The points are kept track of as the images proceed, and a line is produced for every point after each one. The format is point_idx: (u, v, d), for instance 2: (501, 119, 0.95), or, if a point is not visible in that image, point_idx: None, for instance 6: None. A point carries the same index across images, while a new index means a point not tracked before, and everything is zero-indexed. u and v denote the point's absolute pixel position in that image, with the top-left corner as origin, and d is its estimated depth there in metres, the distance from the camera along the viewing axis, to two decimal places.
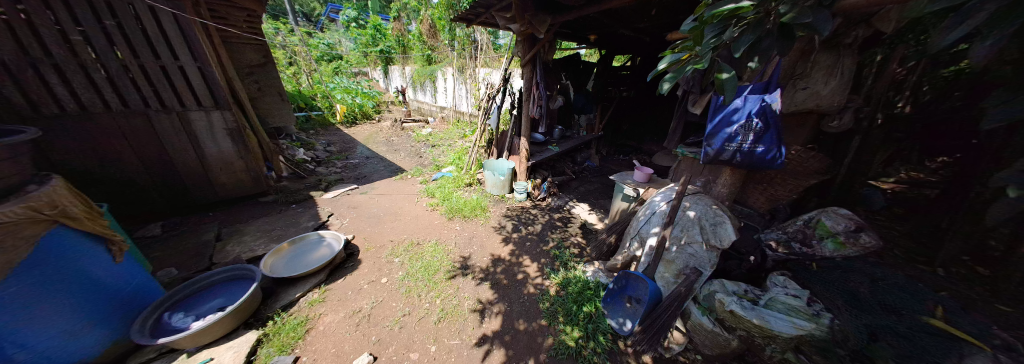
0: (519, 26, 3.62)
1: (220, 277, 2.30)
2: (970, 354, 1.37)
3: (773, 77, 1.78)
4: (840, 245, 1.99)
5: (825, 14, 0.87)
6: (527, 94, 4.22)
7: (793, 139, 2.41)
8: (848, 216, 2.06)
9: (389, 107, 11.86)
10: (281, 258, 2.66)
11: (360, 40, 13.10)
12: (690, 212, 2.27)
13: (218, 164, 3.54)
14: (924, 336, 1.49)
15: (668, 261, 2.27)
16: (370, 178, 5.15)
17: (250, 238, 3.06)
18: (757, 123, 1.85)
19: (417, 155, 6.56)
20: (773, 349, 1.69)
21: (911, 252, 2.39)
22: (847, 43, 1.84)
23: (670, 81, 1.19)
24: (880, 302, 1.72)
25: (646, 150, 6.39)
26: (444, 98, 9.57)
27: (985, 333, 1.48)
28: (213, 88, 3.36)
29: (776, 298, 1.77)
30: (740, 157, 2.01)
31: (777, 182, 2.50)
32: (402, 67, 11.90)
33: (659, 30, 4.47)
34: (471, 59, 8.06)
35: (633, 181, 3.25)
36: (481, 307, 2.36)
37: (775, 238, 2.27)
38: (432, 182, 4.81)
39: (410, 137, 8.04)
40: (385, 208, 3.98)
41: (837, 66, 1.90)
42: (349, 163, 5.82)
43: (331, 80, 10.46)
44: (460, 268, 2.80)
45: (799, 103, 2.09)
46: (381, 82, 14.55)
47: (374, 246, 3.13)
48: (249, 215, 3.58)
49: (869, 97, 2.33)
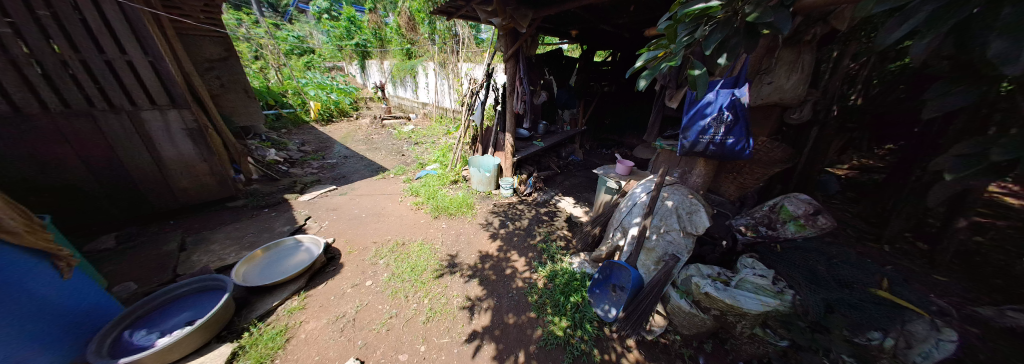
0: (500, 21, 3.57)
1: (187, 289, 2.16)
2: (910, 320, 1.55)
3: (742, 72, 1.88)
4: (800, 227, 2.20)
5: (786, 14, 0.92)
6: (510, 90, 4.24)
7: (760, 130, 2.57)
8: (807, 201, 2.26)
9: (367, 103, 11.45)
10: (255, 266, 2.53)
11: (334, 33, 12.50)
12: (669, 202, 2.37)
13: (177, 167, 3.26)
14: (872, 306, 1.66)
15: (649, 249, 2.35)
16: (350, 177, 4.97)
17: (219, 247, 2.86)
18: (728, 116, 1.95)
19: (400, 153, 6.39)
20: (744, 326, 1.83)
21: (861, 231, 2.66)
22: (806, 40, 1.97)
23: (646, 78, 1.19)
24: (836, 277, 1.88)
25: (627, 144, 6.58)
26: (426, 93, 9.39)
27: (924, 301, 1.68)
28: (168, 84, 3.08)
29: (745, 279, 1.88)
30: (713, 148, 2.10)
31: (746, 171, 2.66)
32: (381, 61, 11.50)
33: (638, 25, 4.55)
34: (453, 54, 7.91)
35: (615, 174, 3.33)
36: (470, 304, 2.36)
37: (745, 223, 2.48)
38: (416, 181, 4.70)
39: (391, 135, 7.79)
40: (367, 209, 3.87)
41: (799, 61, 2.04)
42: (325, 163, 5.54)
43: (303, 75, 9.90)
44: (447, 267, 2.78)
45: (765, 96, 2.22)
46: (357, 78, 13.92)
47: (356, 248, 3.03)
48: (217, 221, 3.36)
49: (826, 91, 2.51)
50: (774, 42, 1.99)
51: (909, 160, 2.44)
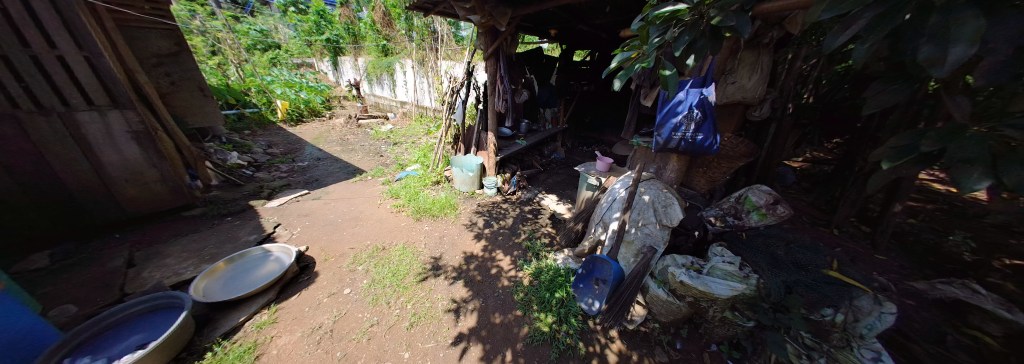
0: (479, 18, 3.52)
1: (138, 309, 1.96)
2: (856, 297, 1.73)
3: (709, 72, 2.00)
4: (762, 216, 2.37)
5: (746, 17, 0.98)
6: (491, 89, 4.21)
7: (726, 127, 2.73)
8: (768, 192, 2.43)
9: (341, 102, 10.91)
10: (217, 279, 2.34)
11: (302, 27, 11.78)
12: (646, 196, 2.47)
13: (122, 174, 2.94)
14: (824, 285, 1.83)
15: (628, 242, 2.44)
16: (323, 181, 4.72)
17: (174, 261, 2.61)
18: (697, 114, 2.06)
19: (377, 154, 6.16)
20: (716, 310, 1.93)
21: (815, 218, 2.92)
22: (764, 43, 2.12)
23: (621, 79, 1.23)
24: (794, 261, 2.04)
25: (606, 141, 6.76)
26: (404, 92, 9.12)
27: (867, 279, 1.88)
28: (108, 82, 2.77)
29: (715, 266, 2.00)
30: (684, 145, 2.21)
31: (714, 166, 2.81)
32: (355, 58, 11.01)
33: (614, 26, 4.68)
34: (431, 51, 7.72)
35: (595, 171, 3.41)
36: (455, 306, 2.33)
37: (714, 214, 2.61)
38: (396, 183, 4.56)
39: (368, 135, 7.48)
40: (344, 213, 3.71)
41: (758, 63, 2.20)
42: (295, 166, 5.22)
43: (268, 72, 9.23)
44: (430, 270, 2.72)
45: (730, 95, 2.35)
46: (329, 75, 13.22)
47: (332, 255, 2.89)
48: (172, 232, 3.07)
49: (783, 90, 2.72)
50: (736, 44, 2.12)
51: (853, 152, 2.72)
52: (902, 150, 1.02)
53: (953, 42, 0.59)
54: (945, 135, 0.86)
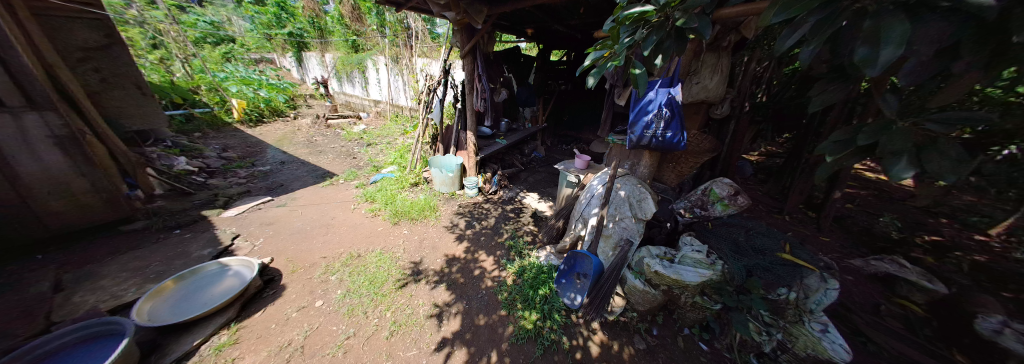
0: (454, 15, 3.44)
1: (69, 339, 1.72)
2: (806, 275, 1.91)
3: (676, 73, 2.11)
4: (725, 206, 2.55)
5: (707, 20, 1.05)
6: (469, 87, 4.15)
7: (692, 124, 2.91)
8: (729, 184, 2.62)
9: (307, 101, 10.21)
10: (165, 300, 2.11)
11: (260, 20, 10.89)
12: (622, 191, 2.57)
13: (42, 186, 2.56)
14: (779, 267, 2.00)
15: (606, 236, 2.53)
16: (289, 186, 4.41)
17: (111, 282, 2.30)
18: (666, 112, 2.18)
19: (350, 155, 5.85)
20: (688, 296, 2.06)
21: (771, 206, 3.20)
22: (723, 46, 2.28)
23: (595, 76, 1.25)
24: (753, 246, 2.23)
25: (584, 139, 6.94)
26: (377, 90, 8.75)
27: (814, 259, 2.09)
28: (22, 80, 2.39)
29: (685, 255, 2.12)
30: (656, 142, 2.31)
31: (683, 161, 2.98)
32: (322, 54, 10.36)
33: (589, 27, 4.81)
34: (406, 48, 7.45)
35: (574, 168, 3.49)
36: (438, 311, 2.28)
37: (683, 206, 2.76)
38: (371, 186, 4.36)
39: (339, 136, 7.08)
40: (313, 220, 3.49)
41: (718, 65, 2.36)
42: (256, 171, 4.81)
43: (220, 68, 8.40)
44: (411, 275, 2.64)
45: (694, 95, 2.49)
46: (293, 72, 12.32)
47: (301, 266, 2.70)
48: (109, 249, 2.71)
49: (740, 90, 2.95)
50: (699, 47, 2.26)
51: (801, 146, 3.02)
52: (841, 143, 1.14)
53: (885, 45, 0.66)
54: (877, 129, 0.97)
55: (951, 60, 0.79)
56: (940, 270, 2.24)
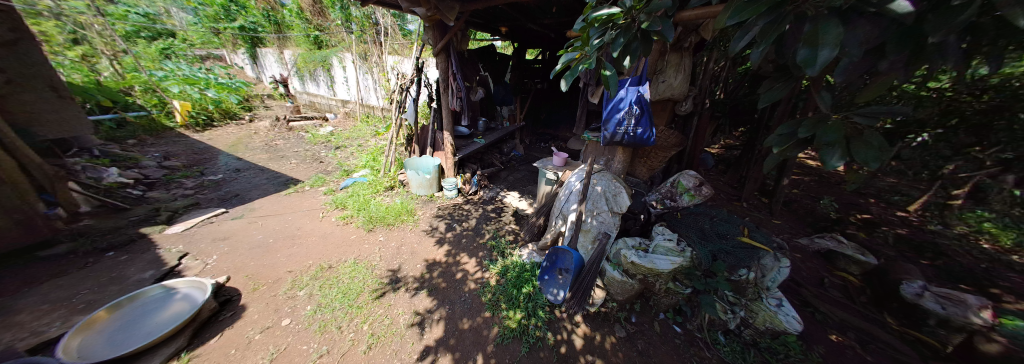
0: (424, 11, 3.33)
1: None
2: (763, 256, 2.09)
3: (644, 71, 2.20)
4: (692, 197, 2.72)
5: (669, 23, 1.10)
6: (444, 86, 4.04)
7: (660, 120, 3.06)
8: (694, 176, 2.80)
9: (265, 101, 9.39)
10: (100, 334, 1.84)
11: (206, 13, 9.85)
12: (598, 187, 2.65)
13: None
14: (740, 249, 2.17)
15: (585, 230, 2.59)
16: (248, 196, 4.03)
17: (28, 318, 1.96)
18: (636, 109, 2.27)
19: (316, 160, 5.48)
20: (662, 283, 2.17)
21: (731, 194, 3.47)
22: (685, 47, 2.43)
23: (568, 78, 1.27)
24: (717, 232, 2.39)
25: (561, 136, 7.06)
26: (345, 90, 8.26)
27: (769, 241, 2.29)
28: None
29: (658, 244, 2.23)
30: (628, 138, 2.40)
31: (654, 155, 3.12)
32: (280, 50, 9.58)
33: (562, 26, 4.88)
34: (374, 45, 7.08)
35: (553, 166, 3.53)
36: (419, 319, 2.21)
37: (655, 198, 2.89)
38: (342, 192, 4.12)
39: (303, 139, 6.60)
40: (276, 232, 3.22)
41: (681, 64, 2.51)
42: (205, 181, 4.34)
43: (158, 66, 7.47)
44: (389, 284, 2.53)
45: (661, 93, 2.62)
46: (248, 70, 11.29)
47: (264, 283, 2.49)
48: (20, 280, 2.31)
49: (702, 88, 3.16)
50: (663, 48, 2.39)
51: (754, 139, 3.31)
52: (786, 136, 1.25)
53: (823, 46, 0.73)
54: (816, 122, 1.07)
55: (875, 61, 0.89)
56: (870, 246, 2.59)
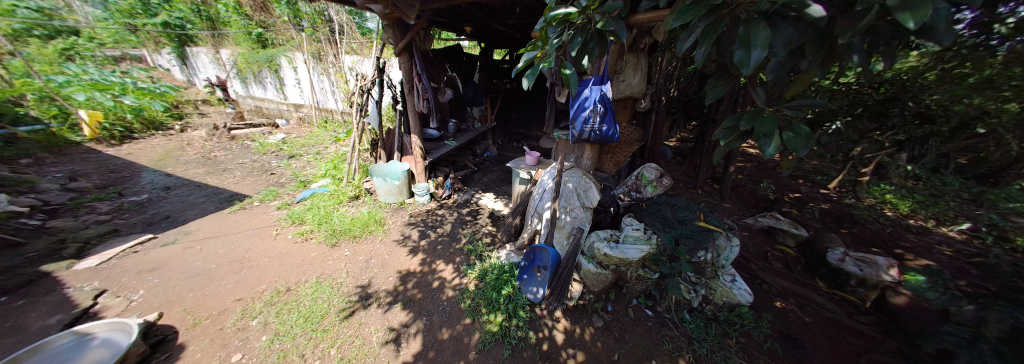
0: (381, 8, 3.15)
1: None
2: (717, 237, 2.29)
3: (604, 71, 2.29)
4: (654, 188, 2.77)
5: (622, 24, 1.14)
6: (408, 87, 3.87)
7: (623, 117, 3.22)
8: (655, 168, 2.87)
9: (200, 108, 8.29)
10: None
11: (118, 6, 8.47)
12: (569, 184, 2.72)
13: None
14: (698, 232, 2.35)
15: (560, 227, 2.65)
16: (183, 217, 3.52)
17: None
18: (600, 108, 2.36)
19: (267, 171, 4.95)
20: (633, 270, 2.29)
21: (688, 183, 3.77)
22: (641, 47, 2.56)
23: (530, 77, 1.27)
24: (678, 219, 2.54)
25: (532, 135, 7.16)
26: (298, 93, 7.58)
27: (722, 224, 2.52)
28: None
29: (628, 235, 2.35)
30: (594, 135, 2.49)
31: (620, 151, 3.27)
32: (216, 50, 8.52)
33: (526, 26, 4.94)
34: (329, 44, 6.58)
35: (525, 165, 3.54)
36: (394, 335, 2.09)
37: (622, 191, 3.01)
38: (299, 205, 3.77)
39: (250, 149, 5.93)
40: (220, 256, 2.85)
41: (638, 64, 2.65)
42: (125, 203, 3.71)
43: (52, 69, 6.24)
44: (358, 301, 2.37)
45: (622, 92, 2.75)
46: (176, 72, 9.90)
47: (207, 316, 2.19)
48: None
49: (658, 86, 3.38)
50: (621, 48, 2.51)
51: (704, 133, 3.67)
52: (731, 130, 1.36)
53: (754, 47, 0.81)
54: (754, 116, 1.17)
55: (797, 60, 1.01)
56: (802, 221, 2.96)
